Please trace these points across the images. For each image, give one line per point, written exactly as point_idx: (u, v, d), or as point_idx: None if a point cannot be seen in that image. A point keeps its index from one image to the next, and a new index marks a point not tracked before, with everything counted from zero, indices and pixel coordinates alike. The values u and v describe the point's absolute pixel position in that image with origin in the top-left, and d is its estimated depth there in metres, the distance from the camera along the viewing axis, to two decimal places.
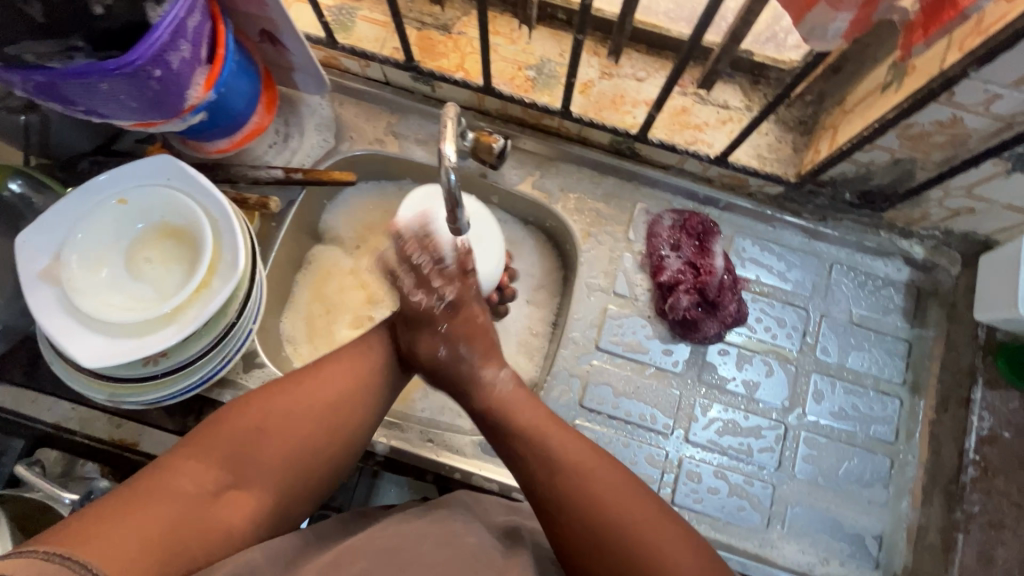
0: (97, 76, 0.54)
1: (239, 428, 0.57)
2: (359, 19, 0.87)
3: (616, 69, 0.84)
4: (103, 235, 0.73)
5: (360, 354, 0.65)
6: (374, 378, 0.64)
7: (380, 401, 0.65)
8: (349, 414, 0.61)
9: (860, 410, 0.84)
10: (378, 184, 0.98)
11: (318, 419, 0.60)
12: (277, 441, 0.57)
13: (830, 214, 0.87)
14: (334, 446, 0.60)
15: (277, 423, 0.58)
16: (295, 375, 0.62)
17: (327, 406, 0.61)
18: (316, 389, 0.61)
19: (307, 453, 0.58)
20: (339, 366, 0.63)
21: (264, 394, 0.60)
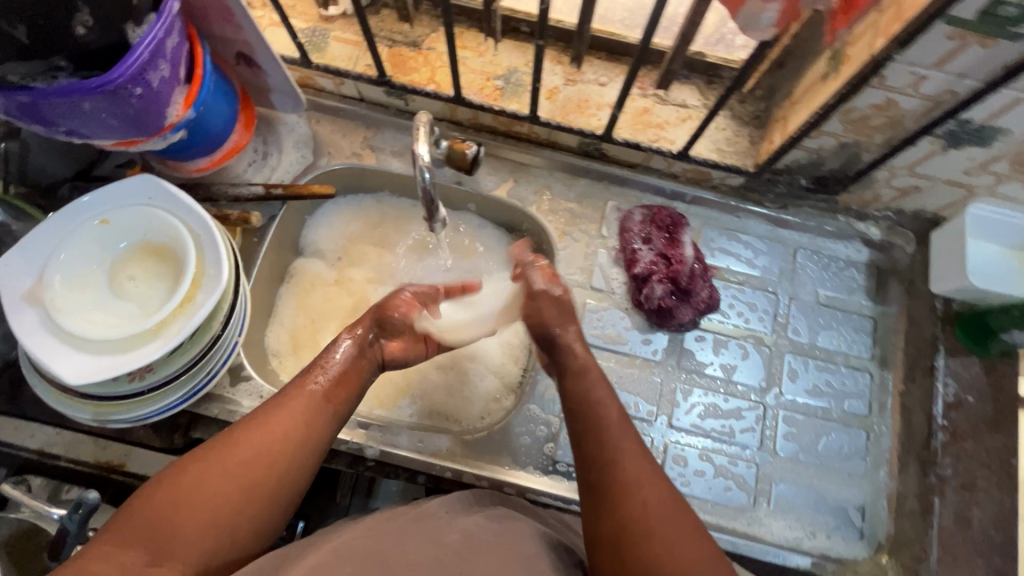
0: (80, 95, 0.56)
1: (158, 504, 0.55)
2: (331, 40, 0.91)
3: (579, 75, 0.89)
4: (87, 256, 0.74)
5: (283, 411, 0.63)
6: (300, 435, 0.63)
7: (309, 455, 0.63)
8: (275, 478, 0.60)
9: (833, 385, 0.88)
10: (357, 197, 1.00)
11: (241, 484, 0.58)
12: (200, 514, 0.55)
13: (790, 201, 0.91)
14: (260, 511, 0.58)
15: (198, 494, 0.56)
16: (218, 441, 0.60)
17: (252, 469, 0.58)
18: (240, 451, 0.59)
19: (231, 521, 0.56)
20: (259, 428, 0.61)
21: (183, 467, 0.58)
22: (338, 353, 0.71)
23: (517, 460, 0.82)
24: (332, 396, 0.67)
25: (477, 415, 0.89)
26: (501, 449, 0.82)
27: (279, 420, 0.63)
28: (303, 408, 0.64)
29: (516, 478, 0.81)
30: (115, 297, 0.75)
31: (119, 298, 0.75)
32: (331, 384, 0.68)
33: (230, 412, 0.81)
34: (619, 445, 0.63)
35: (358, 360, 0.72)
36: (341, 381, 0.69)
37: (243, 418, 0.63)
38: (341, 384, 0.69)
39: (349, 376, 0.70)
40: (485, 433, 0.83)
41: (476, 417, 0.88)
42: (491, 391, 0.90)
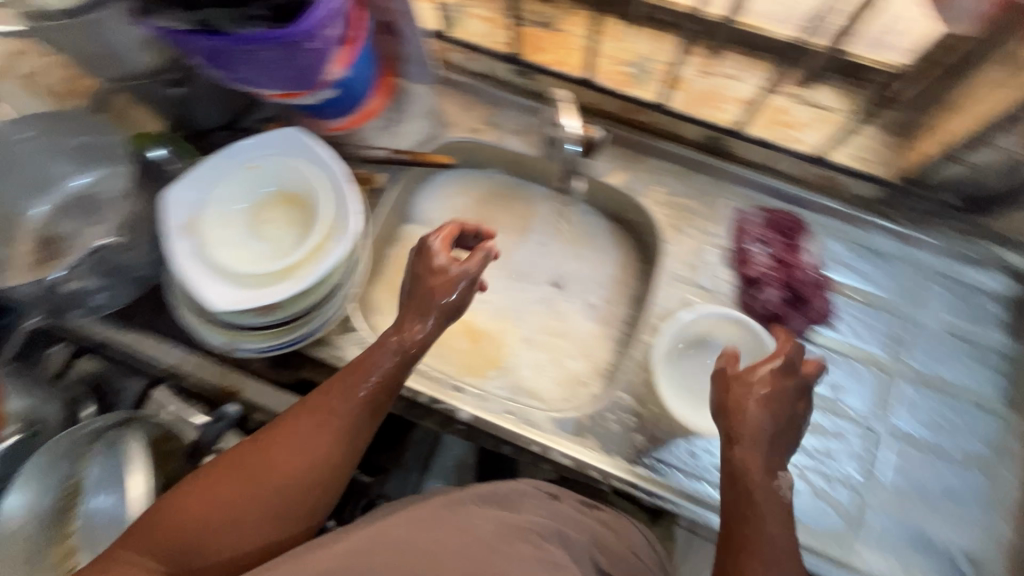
0: (265, 45, 0.61)
1: (190, 512, 0.58)
2: (469, 15, 0.94)
3: (713, 68, 0.86)
4: (237, 194, 0.82)
5: (319, 422, 0.64)
6: (332, 450, 0.64)
7: (340, 468, 0.64)
8: (302, 499, 0.61)
9: (952, 422, 0.81)
10: (469, 171, 1.03)
11: (268, 508, 0.60)
12: (224, 536, 0.58)
13: (926, 220, 0.86)
14: (286, 533, 0.61)
15: (232, 504, 0.59)
16: (252, 450, 0.62)
17: (285, 483, 0.61)
18: (275, 464, 0.61)
19: (257, 542, 0.59)
20: (287, 451, 0.62)
21: (211, 483, 0.60)
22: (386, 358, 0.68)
23: (603, 445, 0.81)
24: (370, 408, 0.67)
25: (563, 397, 0.90)
26: (588, 432, 0.82)
27: (313, 434, 0.63)
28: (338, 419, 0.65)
29: (602, 463, 0.80)
30: (255, 236, 0.83)
31: (258, 238, 0.83)
32: (365, 405, 0.66)
33: (338, 358, 0.86)
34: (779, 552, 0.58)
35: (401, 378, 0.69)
36: (377, 393, 0.67)
37: (270, 433, 0.64)
38: (371, 407, 0.67)
39: (392, 384, 0.68)
40: (574, 414, 0.83)
41: (562, 398, 0.89)
42: (581, 373, 0.91)
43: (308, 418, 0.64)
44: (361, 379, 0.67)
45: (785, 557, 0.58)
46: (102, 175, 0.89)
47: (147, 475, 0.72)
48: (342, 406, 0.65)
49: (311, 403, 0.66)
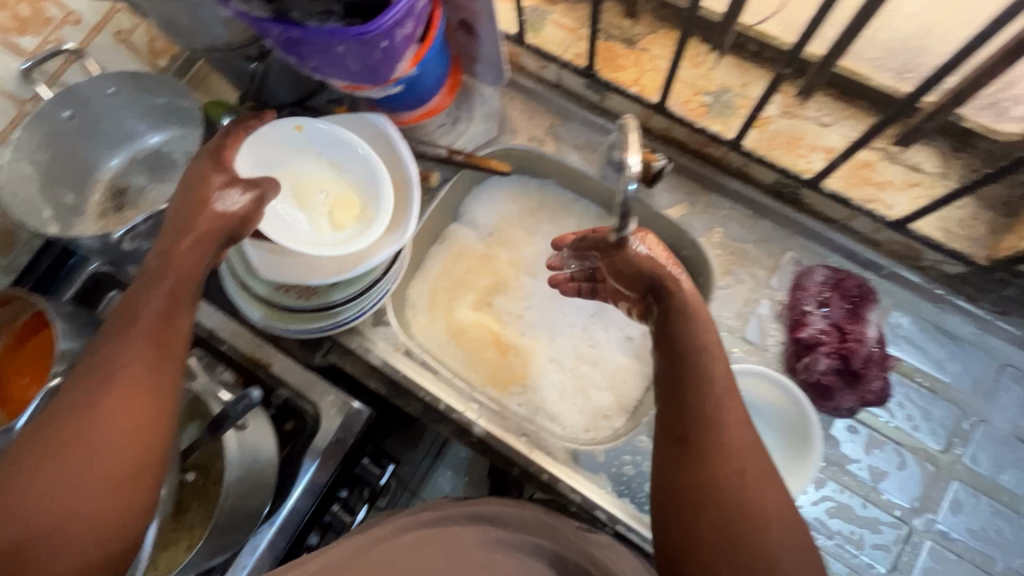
0: (338, 39, 0.60)
1: (18, 482, 0.49)
2: (549, 22, 0.91)
3: (799, 109, 0.81)
4: (283, 156, 0.78)
5: (114, 365, 0.55)
6: (143, 392, 0.54)
7: (164, 410, 0.56)
8: (139, 432, 0.53)
9: (1004, 536, 0.74)
10: (523, 179, 1.00)
11: (100, 461, 0.51)
12: (61, 507, 0.49)
13: (1013, 309, 0.78)
14: (138, 475, 0.53)
15: (31, 502, 0.49)
16: (39, 444, 0.51)
17: (92, 453, 0.51)
18: (72, 441, 0.51)
19: (110, 498, 0.51)
20: (103, 392, 0.53)
21: (27, 459, 0.51)
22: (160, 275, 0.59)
23: (615, 487, 0.79)
24: (153, 329, 0.57)
25: (582, 426, 0.87)
26: (602, 470, 0.80)
27: (115, 389, 0.54)
28: (133, 361, 0.55)
29: (610, 505, 0.78)
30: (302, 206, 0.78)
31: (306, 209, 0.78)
32: (168, 308, 0.59)
33: (366, 350, 0.86)
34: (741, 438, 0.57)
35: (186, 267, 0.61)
36: (164, 312, 0.59)
37: (80, 389, 0.54)
38: (175, 311, 0.59)
39: (171, 300, 0.59)
40: (589, 449, 0.81)
41: (581, 428, 0.87)
42: (605, 406, 0.88)
43: (111, 371, 0.54)
44: (154, 297, 0.58)
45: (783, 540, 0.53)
46: (171, 135, 0.93)
47: None
48: (142, 342, 0.56)
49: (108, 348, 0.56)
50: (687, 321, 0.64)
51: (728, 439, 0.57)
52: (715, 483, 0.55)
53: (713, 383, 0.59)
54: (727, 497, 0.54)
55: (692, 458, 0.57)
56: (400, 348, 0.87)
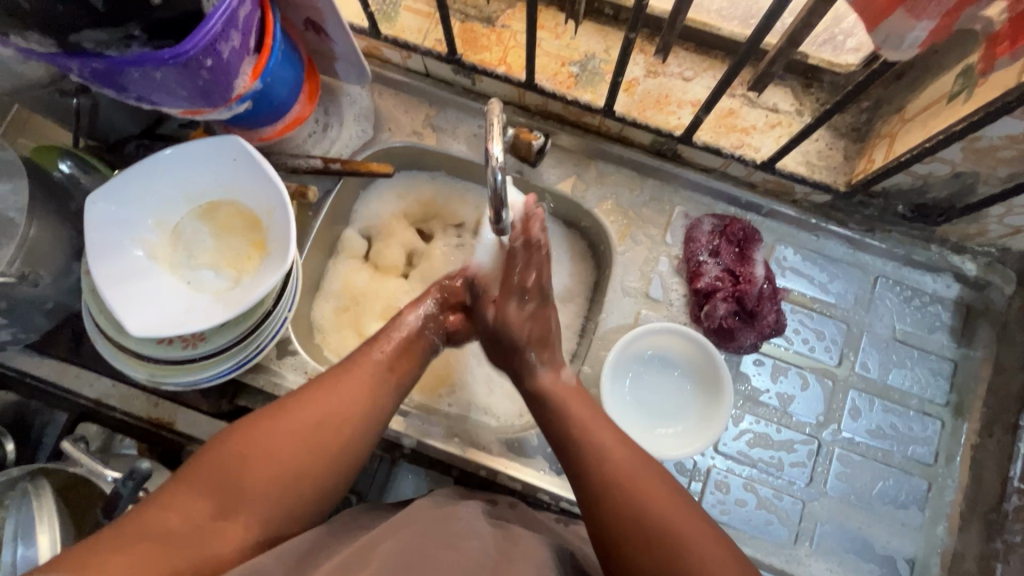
0: (152, 65, 0.54)
1: (245, 438, 0.56)
2: (402, 9, 0.87)
3: (662, 67, 0.82)
4: (148, 202, 0.75)
5: (351, 378, 0.63)
6: (361, 407, 0.62)
7: (368, 428, 0.62)
8: (339, 436, 0.60)
9: (898, 429, 0.82)
10: (411, 174, 0.96)
11: (308, 447, 0.57)
12: (267, 472, 0.55)
13: (878, 225, 0.84)
14: (326, 474, 0.58)
15: (256, 455, 0.56)
16: (269, 414, 0.59)
17: (308, 436, 0.58)
18: (295, 421, 0.58)
19: (303, 484, 0.57)
20: (324, 390, 0.61)
21: (250, 423, 0.58)
22: (402, 321, 0.70)
23: (554, 466, 0.80)
24: (395, 366, 0.67)
25: (515, 414, 0.87)
26: (539, 454, 0.81)
27: (343, 386, 0.63)
28: (371, 375, 0.65)
29: (551, 486, 0.79)
30: (179, 256, 0.77)
31: (183, 261, 0.77)
32: (395, 353, 0.68)
33: (274, 385, 0.82)
34: (605, 444, 0.61)
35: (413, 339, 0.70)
36: (408, 360, 0.69)
37: (309, 381, 0.63)
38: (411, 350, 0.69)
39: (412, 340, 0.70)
40: (522, 435, 0.82)
41: (514, 415, 0.86)
42: None
43: (339, 379, 0.63)
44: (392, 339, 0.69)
45: (702, 544, 0.53)
46: None
47: (55, 531, 0.65)
48: (373, 365, 0.65)
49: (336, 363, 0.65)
50: (563, 403, 0.66)
51: (626, 473, 0.58)
52: (623, 517, 0.55)
53: (598, 434, 0.62)
54: (641, 522, 0.54)
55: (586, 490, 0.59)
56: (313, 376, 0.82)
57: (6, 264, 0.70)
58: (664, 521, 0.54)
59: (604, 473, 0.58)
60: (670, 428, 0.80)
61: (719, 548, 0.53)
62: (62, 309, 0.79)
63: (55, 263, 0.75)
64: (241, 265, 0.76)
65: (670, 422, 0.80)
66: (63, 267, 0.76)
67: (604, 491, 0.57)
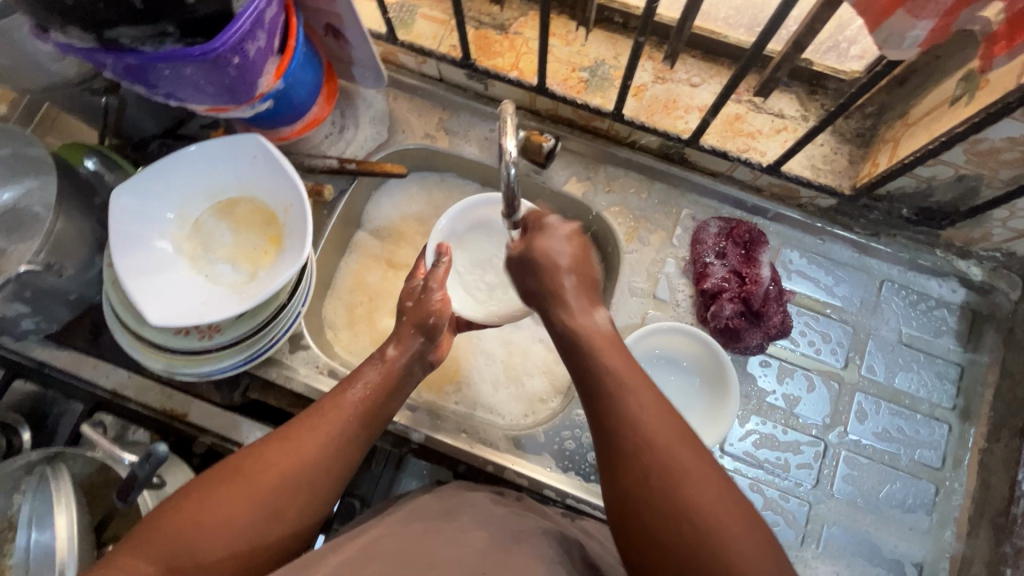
0: (181, 61, 0.56)
1: (199, 499, 0.53)
2: (419, 17, 0.90)
3: (670, 73, 0.84)
4: (167, 196, 0.77)
5: (312, 432, 0.60)
6: (321, 460, 0.59)
7: (330, 487, 0.59)
8: (297, 494, 0.57)
9: (905, 432, 0.82)
10: (424, 176, 0.99)
11: (264, 507, 0.55)
12: (219, 535, 0.52)
13: (884, 229, 0.85)
14: (284, 532, 0.56)
15: (210, 519, 0.52)
16: (222, 475, 0.55)
17: (263, 497, 0.55)
18: (248, 484, 0.55)
19: (257, 547, 0.54)
20: (285, 447, 0.58)
21: (201, 484, 0.55)
22: (369, 370, 0.67)
23: (560, 463, 0.81)
24: (363, 418, 0.64)
25: (522, 412, 0.87)
26: (545, 450, 0.82)
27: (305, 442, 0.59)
28: (336, 427, 0.61)
29: (558, 482, 0.80)
30: (196, 251, 0.79)
31: (200, 257, 0.79)
32: (365, 402, 0.65)
33: (286, 378, 0.83)
34: (620, 366, 0.56)
35: (387, 388, 0.67)
36: (376, 404, 0.65)
37: (269, 434, 0.60)
38: (384, 396, 0.66)
39: (381, 389, 0.66)
40: (529, 432, 0.82)
41: (521, 414, 0.87)
42: (540, 390, 0.88)
43: (302, 433, 0.60)
44: (359, 389, 0.66)
45: (700, 476, 0.48)
46: (29, 189, 0.79)
47: (72, 514, 0.66)
48: (338, 417, 0.62)
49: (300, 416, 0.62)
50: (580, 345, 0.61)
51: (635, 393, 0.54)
52: (626, 437, 0.51)
53: (618, 368, 0.56)
54: (650, 464, 0.49)
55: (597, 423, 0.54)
56: (324, 370, 0.84)
57: (33, 255, 0.72)
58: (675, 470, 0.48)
59: (615, 400, 0.53)
60: None
61: (721, 492, 0.48)
62: (84, 301, 0.81)
63: (79, 255, 0.77)
64: (257, 259, 0.78)
65: None
66: (87, 260, 0.78)
67: (623, 428, 0.52)
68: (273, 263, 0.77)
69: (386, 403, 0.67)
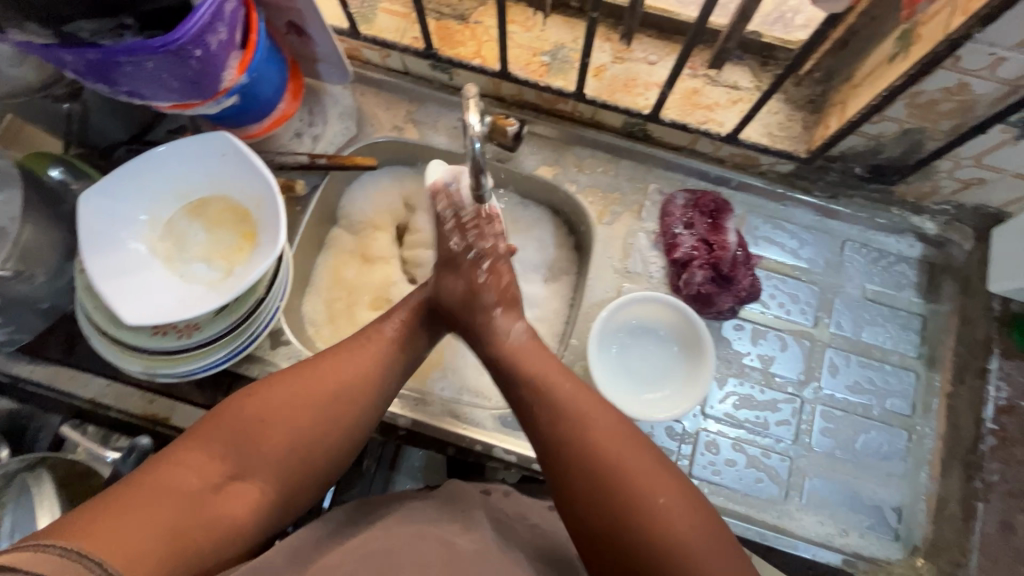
0: (143, 55, 0.57)
1: (258, 407, 0.61)
2: (380, 11, 0.91)
3: (628, 53, 0.87)
4: (139, 198, 0.77)
5: (360, 355, 0.67)
6: (366, 379, 0.66)
7: (372, 405, 0.66)
8: (344, 409, 0.63)
9: (875, 383, 0.85)
10: (396, 169, 1.00)
11: (313, 417, 0.62)
12: (275, 438, 0.60)
13: (841, 191, 0.88)
14: (329, 444, 0.62)
15: (269, 420, 0.60)
16: (278, 381, 0.63)
17: (315, 407, 0.62)
18: (302, 394, 0.62)
19: (307, 453, 0.61)
20: (335, 365, 0.65)
21: (256, 391, 0.62)
22: (401, 311, 0.73)
23: None
24: (403, 342, 0.71)
25: None
26: None
27: (352, 361, 0.66)
28: (379, 350, 0.68)
29: None
30: (169, 250, 0.79)
31: (175, 256, 0.79)
32: (406, 330, 0.71)
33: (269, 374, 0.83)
34: (581, 414, 0.62)
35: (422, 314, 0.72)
36: (412, 331, 0.72)
37: (323, 352, 0.67)
38: (422, 326, 0.73)
39: (414, 327, 0.72)
40: (515, 409, 0.83)
41: None
42: None
43: (352, 351, 0.67)
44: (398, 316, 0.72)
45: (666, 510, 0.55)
46: None
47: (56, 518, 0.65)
48: (381, 341, 0.69)
49: (348, 341, 0.69)
50: (522, 362, 0.68)
51: (597, 443, 0.60)
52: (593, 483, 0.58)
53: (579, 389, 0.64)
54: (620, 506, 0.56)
55: (563, 473, 0.60)
56: None
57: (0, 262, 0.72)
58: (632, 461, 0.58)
59: (581, 453, 0.60)
60: (654, 395, 0.83)
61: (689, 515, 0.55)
62: (57, 310, 0.81)
63: (49, 262, 0.76)
64: (232, 255, 0.79)
65: (654, 390, 0.83)
66: (57, 267, 0.78)
67: (574, 469, 0.59)
68: (250, 258, 0.77)
69: (425, 330, 0.73)
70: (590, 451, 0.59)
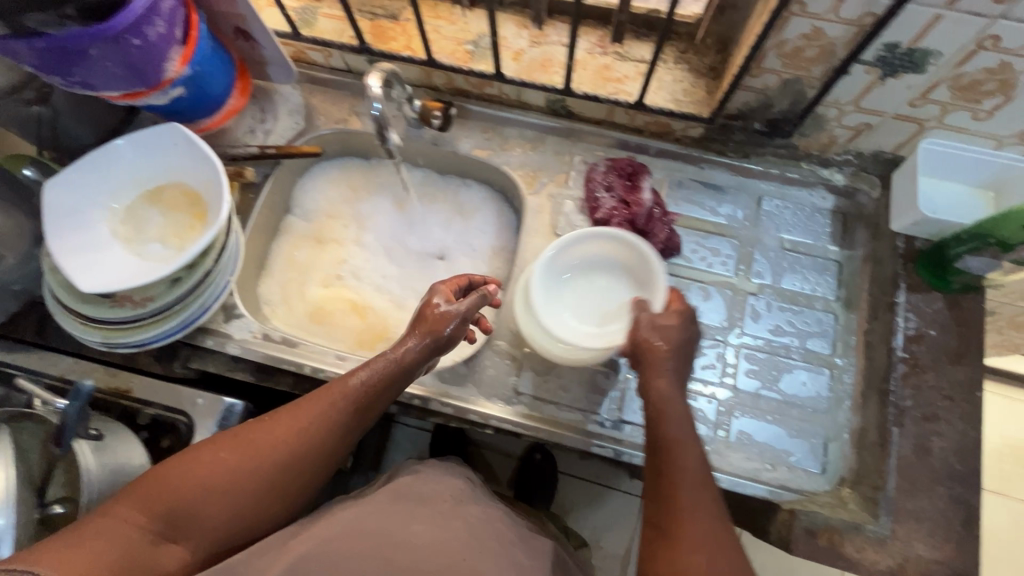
0: (87, 42, 0.66)
1: (207, 468, 0.62)
2: (320, 16, 1.00)
3: (543, 37, 0.95)
4: (98, 186, 0.85)
5: (309, 413, 0.67)
6: (314, 443, 0.66)
7: (318, 466, 0.67)
8: (293, 472, 0.65)
9: (797, 325, 0.89)
10: (345, 160, 1.08)
11: (258, 483, 0.63)
12: (214, 502, 0.61)
13: (750, 149, 0.94)
14: (272, 507, 0.64)
15: (214, 483, 0.62)
16: (229, 443, 0.64)
17: (261, 470, 0.63)
18: (253, 451, 0.64)
19: (249, 514, 0.63)
20: (287, 420, 0.66)
21: (210, 449, 0.63)
22: (379, 359, 0.70)
23: (484, 391, 0.87)
24: (361, 404, 0.69)
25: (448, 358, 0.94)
26: (470, 382, 0.87)
27: (306, 419, 0.66)
28: (331, 407, 0.67)
29: (482, 407, 0.85)
30: (127, 232, 0.86)
31: (132, 237, 0.86)
32: (369, 387, 0.69)
33: (222, 344, 0.89)
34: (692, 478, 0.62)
35: (405, 369, 0.71)
36: (377, 390, 0.70)
37: (278, 408, 0.68)
38: (388, 386, 0.71)
39: (387, 381, 0.70)
40: (452, 366, 0.88)
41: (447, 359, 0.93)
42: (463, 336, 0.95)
43: (303, 408, 0.67)
44: (364, 372, 0.70)
45: None
46: None
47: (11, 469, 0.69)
48: (328, 398, 0.68)
49: (305, 397, 0.68)
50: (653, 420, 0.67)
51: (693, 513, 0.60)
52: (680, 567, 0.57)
53: (687, 453, 0.63)
54: None
55: (665, 548, 0.59)
56: (258, 334, 0.89)
57: None
58: (705, 546, 0.57)
59: (678, 525, 0.59)
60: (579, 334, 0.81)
61: None
62: (28, 293, 0.89)
63: (20, 247, 0.84)
64: (184, 234, 0.86)
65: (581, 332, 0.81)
66: (27, 252, 0.86)
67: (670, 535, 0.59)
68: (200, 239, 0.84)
69: (386, 391, 0.71)
70: (686, 530, 0.59)
